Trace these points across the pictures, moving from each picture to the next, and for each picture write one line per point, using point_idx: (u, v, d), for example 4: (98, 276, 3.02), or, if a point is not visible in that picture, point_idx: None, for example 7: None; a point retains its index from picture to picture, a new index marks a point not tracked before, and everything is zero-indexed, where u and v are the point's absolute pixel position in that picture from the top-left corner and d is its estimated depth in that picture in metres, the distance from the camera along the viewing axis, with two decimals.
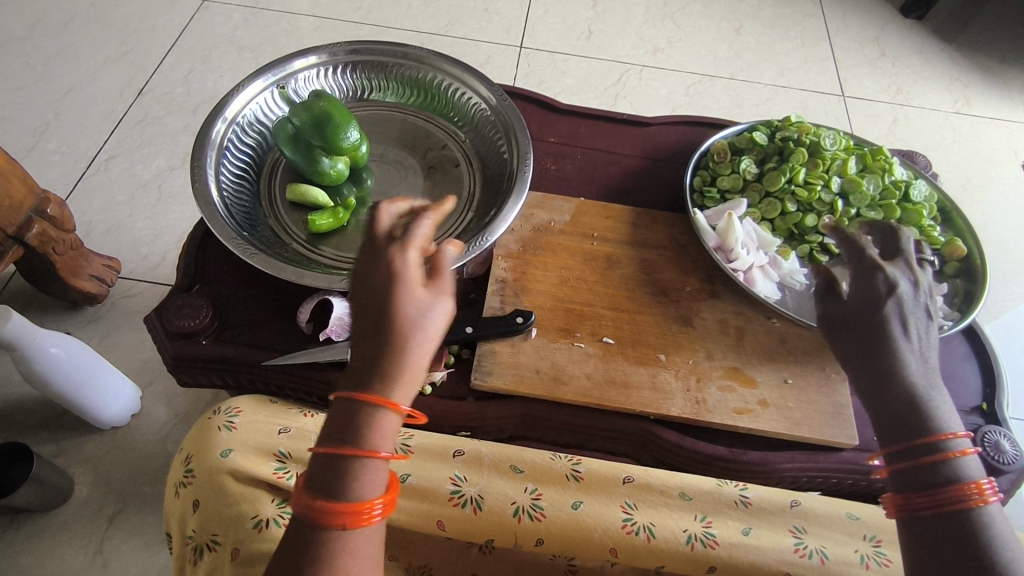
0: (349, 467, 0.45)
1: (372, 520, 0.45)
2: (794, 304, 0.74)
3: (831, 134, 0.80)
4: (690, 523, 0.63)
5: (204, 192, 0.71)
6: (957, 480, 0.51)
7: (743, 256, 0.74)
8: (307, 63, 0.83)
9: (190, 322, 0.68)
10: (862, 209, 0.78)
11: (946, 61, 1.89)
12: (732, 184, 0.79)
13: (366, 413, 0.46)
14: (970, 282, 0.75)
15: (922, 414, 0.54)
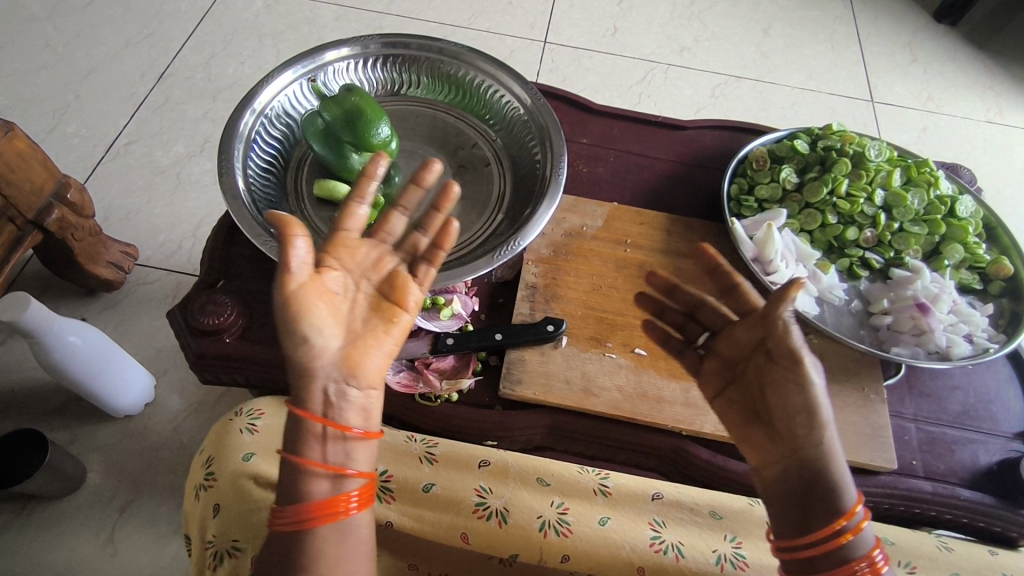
0: (306, 476, 0.51)
1: (347, 511, 0.51)
2: (832, 319, 0.71)
3: (875, 144, 0.77)
4: (720, 543, 0.61)
5: (231, 185, 0.70)
6: (849, 564, 0.49)
7: (780, 268, 0.72)
8: (338, 55, 0.81)
9: (214, 320, 0.66)
10: (905, 224, 0.75)
11: (978, 68, 1.85)
12: (771, 193, 0.77)
13: (306, 429, 0.51)
14: (1016, 303, 0.72)
15: (818, 497, 0.51)
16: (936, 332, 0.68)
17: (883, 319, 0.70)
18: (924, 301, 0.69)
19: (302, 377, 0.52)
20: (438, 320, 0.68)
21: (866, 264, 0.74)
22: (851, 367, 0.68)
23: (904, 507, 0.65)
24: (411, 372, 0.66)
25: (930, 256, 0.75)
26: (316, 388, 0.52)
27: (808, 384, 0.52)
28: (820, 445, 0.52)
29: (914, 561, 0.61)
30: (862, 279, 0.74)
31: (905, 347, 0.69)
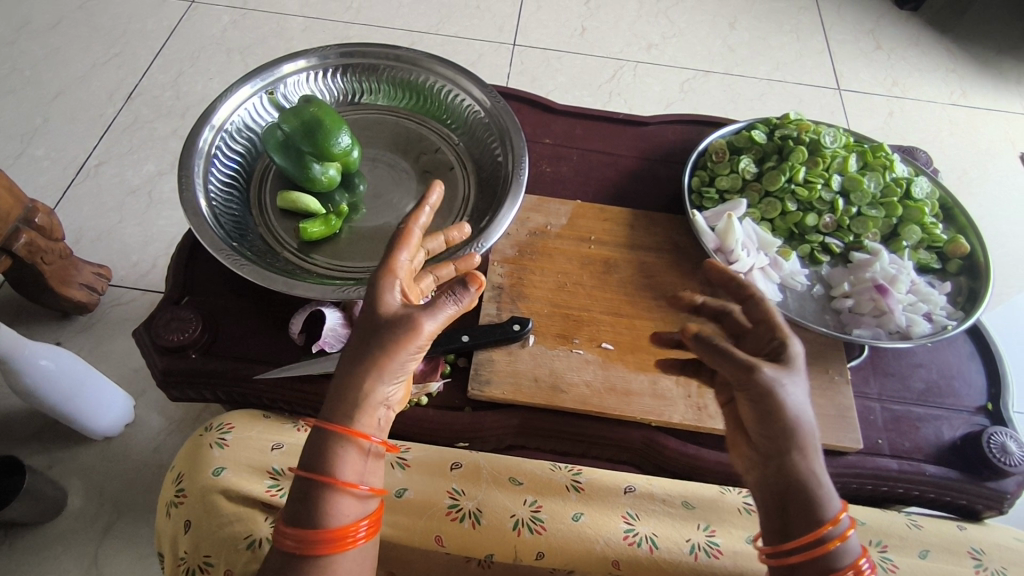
0: (321, 496, 0.48)
1: (353, 542, 0.49)
2: (796, 305, 0.72)
3: (830, 131, 0.79)
4: (693, 533, 0.62)
5: (192, 202, 0.70)
6: (836, 571, 0.47)
7: (742, 257, 0.73)
8: (295, 67, 0.81)
9: (179, 336, 0.66)
10: (863, 208, 0.76)
11: (941, 52, 1.88)
12: (731, 184, 0.78)
13: (333, 447, 0.49)
14: (974, 280, 0.73)
15: (802, 502, 0.48)
16: (895, 312, 0.69)
17: (844, 303, 0.72)
18: (882, 282, 0.70)
19: (368, 403, 0.50)
20: None
21: (827, 249, 0.76)
22: (815, 350, 0.70)
23: (872, 486, 0.66)
24: None
25: (889, 238, 0.77)
26: (374, 411, 0.51)
27: (776, 388, 0.50)
28: (801, 449, 0.49)
29: (885, 540, 0.62)
30: (823, 264, 0.75)
31: (866, 328, 0.70)
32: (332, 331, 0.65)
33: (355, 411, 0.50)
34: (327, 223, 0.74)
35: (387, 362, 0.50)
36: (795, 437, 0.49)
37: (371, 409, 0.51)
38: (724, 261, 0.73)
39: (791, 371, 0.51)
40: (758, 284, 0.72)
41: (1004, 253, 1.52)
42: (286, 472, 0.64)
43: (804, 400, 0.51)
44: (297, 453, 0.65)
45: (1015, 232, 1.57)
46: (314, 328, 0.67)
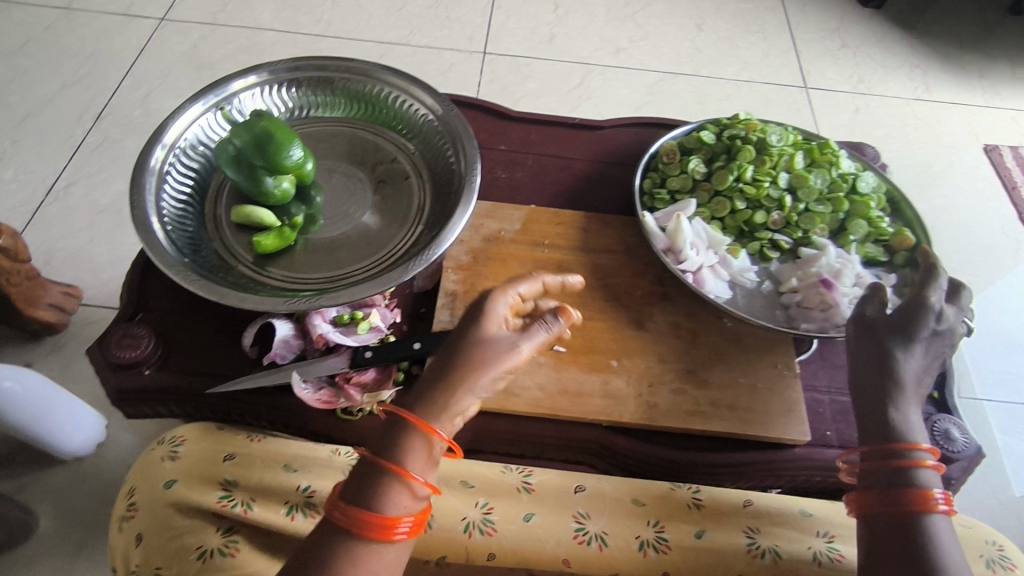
0: (380, 480, 0.52)
1: (393, 534, 0.52)
2: (745, 302, 0.74)
3: (777, 129, 0.80)
4: (643, 529, 0.64)
5: (143, 219, 0.70)
6: (915, 489, 0.57)
7: (690, 256, 0.74)
8: (246, 82, 0.82)
9: (131, 353, 0.66)
10: (811, 204, 0.77)
11: (905, 48, 1.90)
12: (682, 184, 0.79)
13: (406, 437, 0.53)
14: (920, 272, 0.74)
15: (897, 432, 0.60)
16: (841, 306, 0.70)
17: (792, 298, 0.73)
18: (828, 277, 0.72)
19: (448, 402, 0.54)
20: (356, 334, 0.68)
21: (776, 246, 0.77)
22: (763, 346, 0.71)
23: (820, 476, 0.67)
24: (331, 388, 0.66)
25: (837, 234, 0.78)
26: (452, 415, 0.54)
27: (903, 350, 0.63)
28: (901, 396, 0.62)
29: (832, 530, 0.65)
30: (773, 261, 0.77)
31: (814, 322, 0.71)
32: (282, 342, 0.67)
33: (439, 410, 0.54)
34: (282, 236, 0.75)
35: (472, 372, 0.54)
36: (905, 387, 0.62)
37: (453, 415, 0.54)
38: (673, 263, 0.74)
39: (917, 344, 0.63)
40: (706, 283, 0.73)
41: (970, 244, 1.52)
42: (237, 483, 0.64)
43: (918, 367, 0.63)
44: (248, 463, 0.65)
45: (981, 223, 1.57)
46: (267, 340, 0.68)
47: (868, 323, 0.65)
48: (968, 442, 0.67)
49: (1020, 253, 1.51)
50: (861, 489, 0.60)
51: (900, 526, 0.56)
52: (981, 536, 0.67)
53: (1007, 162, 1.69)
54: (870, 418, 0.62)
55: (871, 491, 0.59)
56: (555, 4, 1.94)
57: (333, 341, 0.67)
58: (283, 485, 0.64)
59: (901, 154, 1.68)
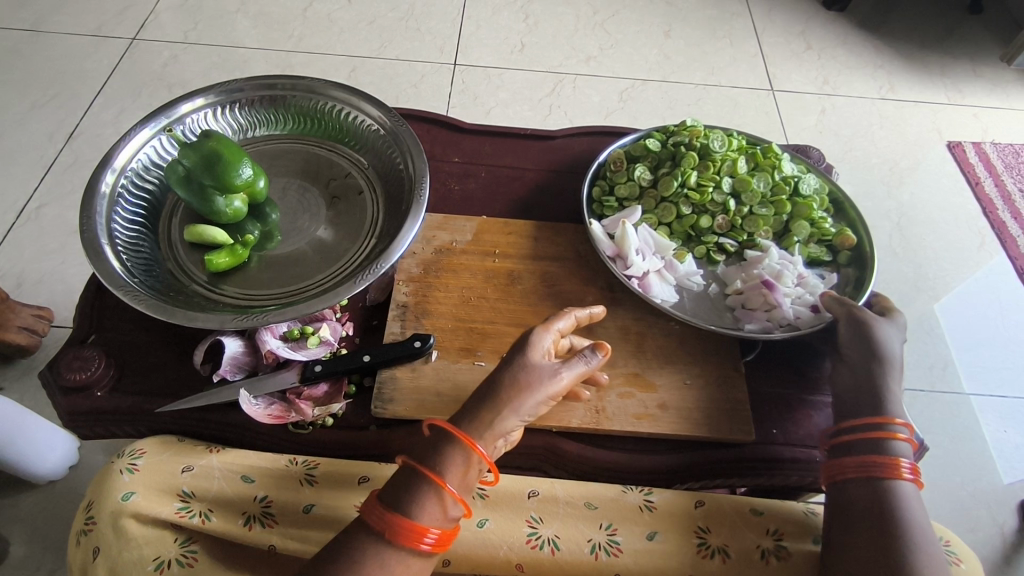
0: (418, 487, 0.55)
1: (422, 542, 0.53)
2: (691, 305, 0.75)
3: (720, 135, 0.82)
4: (595, 532, 0.64)
5: (93, 242, 0.71)
6: (884, 457, 0.59)
7: (636, 262, 0.76)
8: (193, 106, 0.84)
9: (82, 375, 0.67)
10: (754, 207, 0.80)
11: (870, 49, 1.93)
12: (629, 192, 0.81)
13: (449, 448, 0.56)
14: (861, 270, 0.76)
15: (877, 404, 0.62)
16: (783, 306, 0.72)
17: (737, 299, 0.75)
18: (768, 278, 0.73)
19: (496, 423, 0.57)
20: (306, 349, 0.69)
21: (721, 249, 0.79)
22: (710, 348, 0.72)
23: (772, 475, 0.68)
24: (282, 403, 0.67)
25: (781, 235, 0.80)
26: (496, 438, 0.57)
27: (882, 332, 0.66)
28: (885, 372, 0.63)
29: (782, 528, 0.64)
30: (718, 263, 0.78)
31: (757, 322, 0.73)
32: (231, 359, 0.67)
33: (485, 429, 0.56)
34: (233, 254, 0.76)
35: (520, 396, 0.57)
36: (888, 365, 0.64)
37: (496, 435, 0.57)
38: (619, 269, 0.75)
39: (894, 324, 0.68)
40: (653, 288, 0.75)
41: (937, 240, 1.52)
42: (196, 494, 0.63)
43: (897, 345, 0.66)
44: (207, 474, 0.64)
45: (948, 220, 1.56)
46: (218, 357, 0.69)
47: (861, 314, 0.67)
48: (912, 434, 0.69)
49: (985, 250, 1.51)
50: (837, 457, 0.62)
51: (872, 491, 0.58)
52: None
53: (971, 158, 1.68)
54: (862, 397, 0.63)
55: (848, 457, 0.61)
56: (524, 14, 1.96)
57: (282, 356, 0.68)
58: (239, 495, 0.63)
59: (867, 153, 1.68)
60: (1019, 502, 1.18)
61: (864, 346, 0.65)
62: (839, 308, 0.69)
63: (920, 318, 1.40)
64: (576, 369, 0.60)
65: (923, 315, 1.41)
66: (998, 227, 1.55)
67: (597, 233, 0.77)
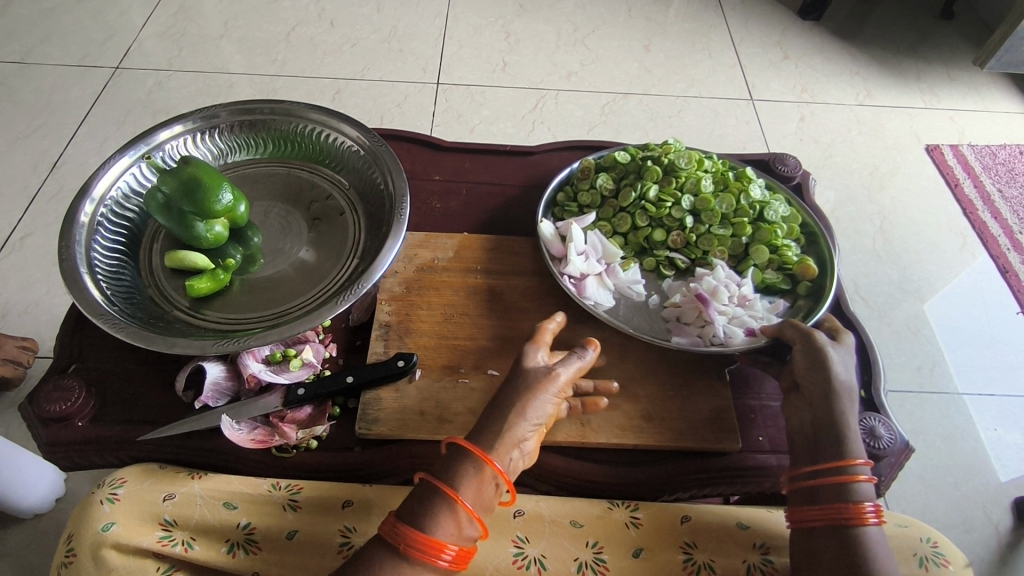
0: (435, 502, 0.55)
1: (439, 558, 0.54)
2: (627, 313, 0.77)
3: (690, 153, 0.83)
4: (581, 551, 0.64)
5: (72, 271, 0.71)
6: (848, 501, 0.59)
7: (576, 264, 0.78)
8: (172, 133, 0.84)
9: (62, 406, 0.66)
10: (713, 226, 0.81)
11: (846, 57, 1.96)
12: (590, 200, 0.83)
13: (467, 463, 0.56)
14: (815, 303, 0.76)
15: (835, 443, 0.61)
16: (715, 323, 0.73)
17: (673, 312, 0.76)
18: (703, 292, 0.74)
19: (508, 433, 0.58)
20: (288, 371, 0.69)
21: (673, 264, 0.81)
22: (691, 357, 0.73)
23: (754, 483, 0.69)
24: (266, 427, 0.66)
25: (740, 258, 0.81)
26: (510, 449, 0.58)
27: (831, 362, 0.64)
28: (839, 407, 0.62)
29: (767, 542, 0.64)
30: (666, 277, 0.80)
31: (687, 336, 0.74)
32: (213, 385, 0.67)
33: (497, 441, 0.57)
34: (215, 279, 0.75)
35: (524, 403, 0.59)
36: (842, 399, 0.63)
37: (509, 445, 0.58)
38: (557, 268, 0.77)
39: (841, 346, 0.66)
40: (589, 290, 0.77)
41: (920, 242, 1.54)
42: (179, 523, 0.62)
43: (849, 367, 0.65)
44: (189, 502, 0.63)
45: (929, 222, 1.58)
46: (200, 383, 0.69)
47: (816, 340, 0.65)
48: (893, 439, 0.68)
49: (967, 250, 1.53)
50: (802, 501, 0.61)
51: (839, 538, 0.58)
52: (916, 534, 0.68)
53: (949, 160, 1.70)
54: (820, 437, 0.62)
55: (813, 504, 0.60)
56: (505, 33, 1.98)
57: (264, 380, 0.68)
58: (221, 523, 0.62)
59: (847, 159, 1.70)
60: (1013, 500, 1.18)
61: (821, 381, 0.63)
62: (795, 334, 0.66)
63: (907, 321, 1.41)
64: (567, 367, 0.62)
65: (911, 316, 1.42)
66: (979, 228, 1.57)
67: (547, 235, 0.79)
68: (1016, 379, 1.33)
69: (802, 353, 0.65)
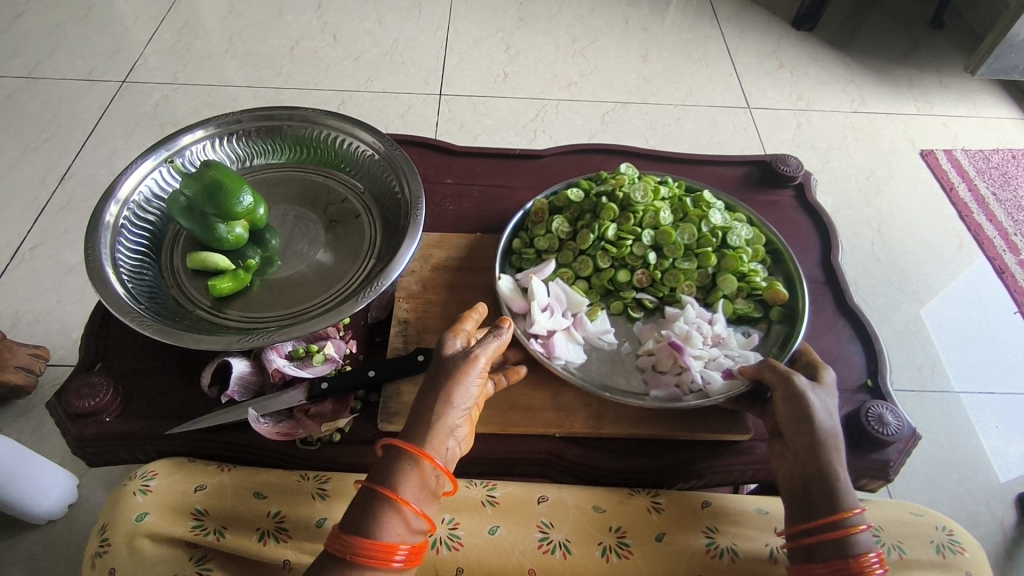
0: (377, 510, 0.55)
1: (391, 559, 0.54)
2: (600, 366, 0.74)
3: (644, 185, 0.82)
4: (605, 536, 0.66)
5: (98, 271, 0.72)
6: (848, 555, 0.57)
7: (540, 321, 0.74)
8: (193, 137, 0.86)
9: (89, 402, 0.67)
10: (676, 260, 0.79)
11: (840, 66, 2.00)
12: (548, 244, 0.81)
13: (403, 465, 0.57)
14: (790, 327, 0.76)
15: (827, 496, 0.60)
16: (691, 370, 0.70)
17: (647, 360, 0.73)
18: (676, 339, 0.72)
19: (436, 425, 0.59)
20: (312, 365, 0.71)
21: (641, 305, 0.79)
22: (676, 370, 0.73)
23: (766, 470, 0.70)
24: (290, 420, 0.68)
25: (707, 289, 0.80)
26: (443, 440, 0.59)
27: (813, 408, 0.63)
28: (827, 457, 0.61)
29: None
30: (636, 319, 0.79)
31: (665, 387, 0.71)
32: (238, 379, 0.69)
33: (430, 434, 0.59)
34: (236, 279, 0.77)
35: (449, 397, 0.60)
36: (829, 446, 0.62)
37: (443, 437, 0.59)
38: (522, 330, 0.73)
39: (822, 388, 0.65)
40: (558, 349, 0.73)
41: (917, 244, 1.57)
42: (210, 513, 0.64)
43: (830, 410, 0.64)
44: (220, 492, 0.66)
45: (926, 224, 1.61)
46: (225, 378, 0.71)
47: (794, 386, 0.64)
48: (901, 425, 0.70)
49: (964, 252, 1.56)
50: (802, 559, 0.60)
51: None
52: (931, 523, 0.69)
53: (944, 165, 1.74)
54: (811, 490, 0.61)
55: (812, 563, 0.59)
56: (506, 45, 2.02)
57: (288, 374, 0.69)
58: (252, 512, 0.64)
59: (844, 164, 1.74)
60: (1015, 495, 1.20)
61: (806, 434, 0.62)
62: (773, 377, 0.65)
63: (906, 322, 1.43)
64: (481, 347, 0.62)
65: (911, 317, 1.44)
66: (974, 230, 1.60)
67: (506, 290, 0.76)
68: (1014, 377, 1.36)
69: (785, 400, 0.64)
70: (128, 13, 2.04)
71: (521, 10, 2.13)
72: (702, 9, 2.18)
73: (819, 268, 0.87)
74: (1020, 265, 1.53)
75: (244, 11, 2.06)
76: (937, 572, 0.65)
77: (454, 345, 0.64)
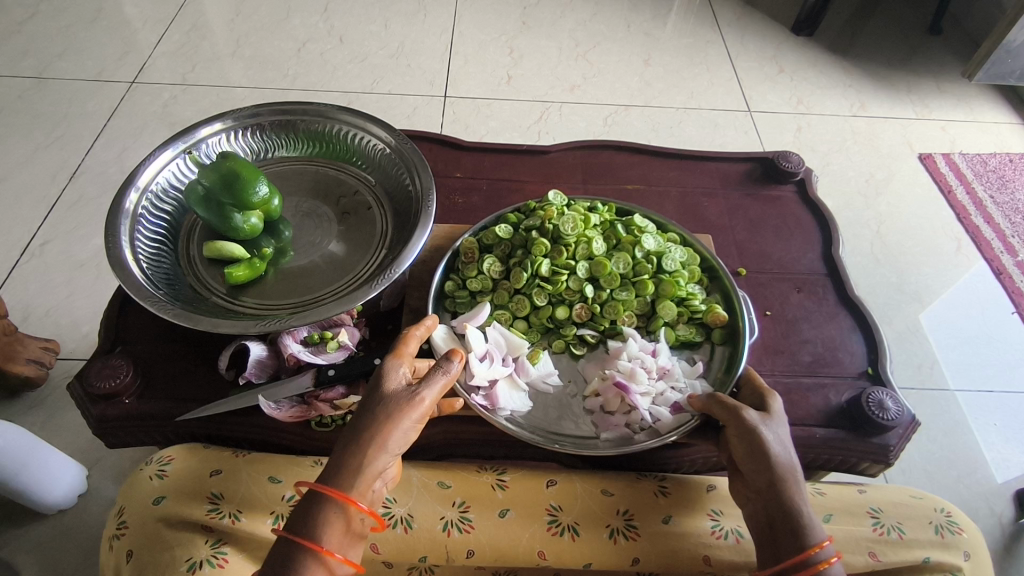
0: (301, 561, 0.54)
1: None
2: (544, 413, 0.72)
3: (573, 216, 0.80)
4: (612, 518, 0.69)
5: (118, 257, 0.74)
6: None
7: (479, 372, 0.71)
8: (212, 130, 0.88)
9: (110, 383, 0.69)
10: (614, 290, 0.78)
11: (840, 71, 2.03)
12: (481, 286, 0.79)
13: (325, 513, 0.55)
14: (734, 348, 0.75)
15: (793, 531, 0.59)
16: (639, 409, 0.70)
17: (594, 402, 0.72)
18: (620, 379, 0.70)
19: (365, 464, 0.57)
20: (325, 352, 0.72)
21: (582, 340, 0.77)
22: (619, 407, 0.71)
23: None
24: (302, 404, 0.70)
25: (649, 317, 0.79)
26: (370, 481, 0.57)
27: (766, 443, 0.62)
28: (787, 490, 0.60)
29: None
30: (579, 357, 0.77)
31: (615, 429, 0.70)
32: (255, 363, 0.71)
33: (356, 478, 0.56)
34: (251, 267, 0.79)
35: (386, 436, 0.58)
36: (787, 479, 0.61)
37: (369, 481, 0.57)
38: (461, 384, 0.70)
39: (774, 419, 0.64)
40: (502, 399, 0.71)
41: (916, 246, 1.59)
42: (225, 497, 0.67)
43: (785, 440, 0.63)
44: (234, 477, 0.68)
45: (925, 226, 1.63)
46: (241, 362, 0.73)
47: (746, 422, 0.63)
48: (901, 411, 0.72)
49: (962, 255, 1.58)
50: None
51: None
52: (930, 505, 0.71)
53: (942, 168, 1.76)
54: (776, 526, 0.60)
55: None
56: (509, 48, 2.05)
57: (303, 360, 0.71)
58: (268, 496, 0.67)
59: (844, 167, 1.76)
60: (1015, 492, 1.21)
61: (763, 469, 0.61)
62: (723, 413, 0.64)
63: (906, 322, 1.45)
64: (427, 385, 0.60)
65: (910, 317, 1.46)
66: (972, 231, 1.62)
67: (440, 339, 0.73)
68: (1011, 376, 1.38)
69: (738, 437, 0.63)
70: (136, 16, 2.07)
71: (524, 14, 2.16)
72: (703, 15, 2.21)
73: (820, 261, 0.89)
74: (1018, 267, 1.55)
75: (251, 13, 2.09)
76: (936, 551, 0.67)
77: (396, 376, 0.62)
